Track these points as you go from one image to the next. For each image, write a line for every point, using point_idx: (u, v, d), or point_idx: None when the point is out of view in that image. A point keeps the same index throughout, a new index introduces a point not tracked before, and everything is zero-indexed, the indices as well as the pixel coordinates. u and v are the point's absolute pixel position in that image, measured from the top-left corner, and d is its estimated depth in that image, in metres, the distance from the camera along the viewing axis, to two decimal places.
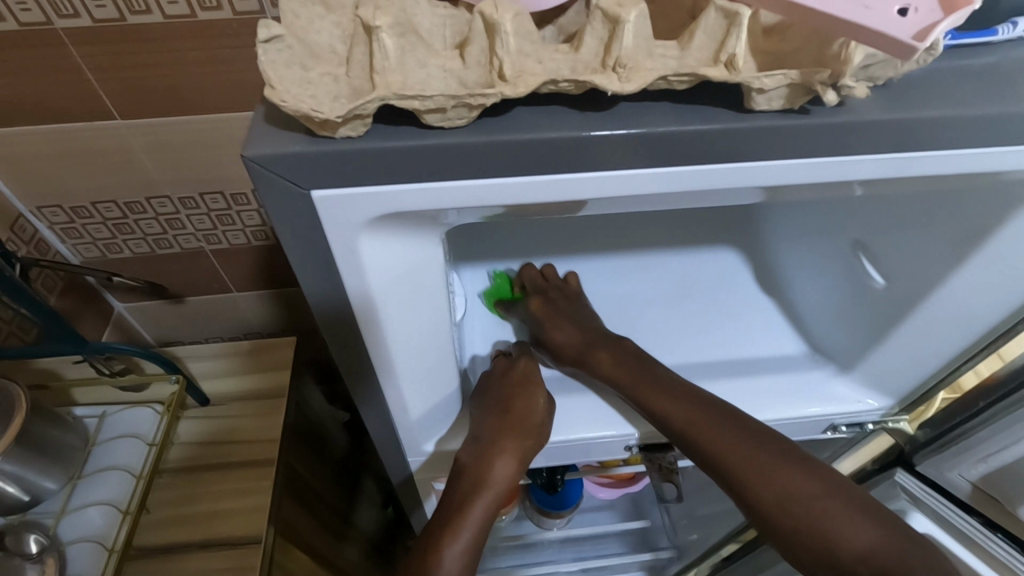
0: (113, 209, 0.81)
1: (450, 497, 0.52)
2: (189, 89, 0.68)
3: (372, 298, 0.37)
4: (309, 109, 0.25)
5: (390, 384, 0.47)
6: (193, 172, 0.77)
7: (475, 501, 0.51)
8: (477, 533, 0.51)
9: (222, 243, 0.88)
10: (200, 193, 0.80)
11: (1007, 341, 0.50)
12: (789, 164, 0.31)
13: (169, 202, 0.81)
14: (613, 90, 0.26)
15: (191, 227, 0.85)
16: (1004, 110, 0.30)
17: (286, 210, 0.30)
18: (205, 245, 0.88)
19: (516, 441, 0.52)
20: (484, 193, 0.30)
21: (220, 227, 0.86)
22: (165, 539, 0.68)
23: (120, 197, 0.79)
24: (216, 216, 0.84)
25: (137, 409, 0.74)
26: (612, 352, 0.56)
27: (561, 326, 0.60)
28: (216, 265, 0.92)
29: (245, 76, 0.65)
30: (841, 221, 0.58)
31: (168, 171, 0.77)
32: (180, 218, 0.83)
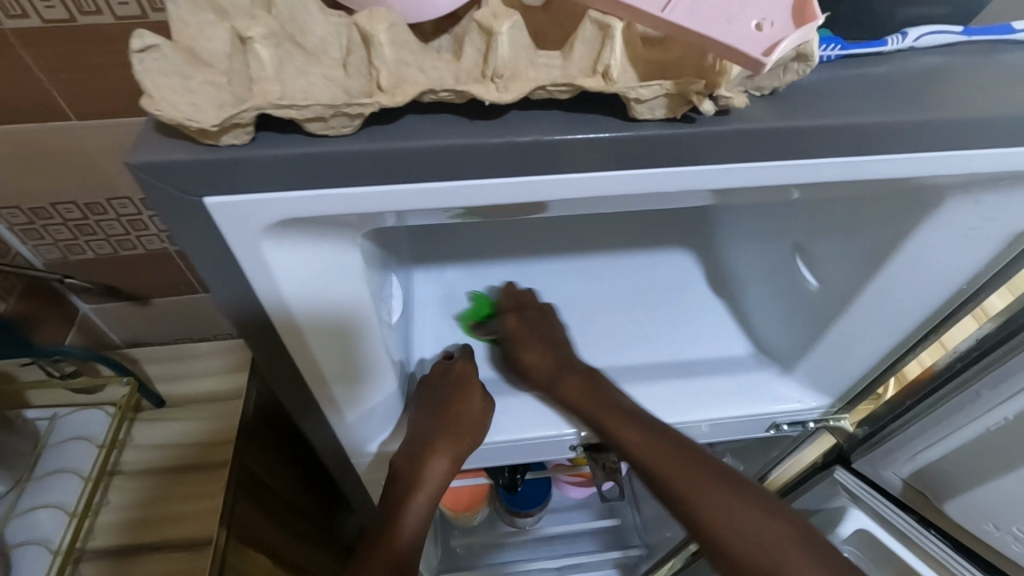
0: (71, 210, 0.80)
1: (389, 498, 0.54)
2: (143, 90, 0.68)
3: (292, 303, 0.37)
4: (184, 118, 0.25)
5: (323, 388, 0.47)
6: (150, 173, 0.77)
7: (413, 500, 0.53)
8: (412, 528, 0.53)
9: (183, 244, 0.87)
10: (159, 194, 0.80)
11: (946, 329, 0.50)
12: (684, 171, 0.32)
13: (129, 203, 0.81)
14: (490, 100, 0.26)
15: (151, 229, 0.85)
16: (894, 121, 0.31)
17: (185, 217, 0.30)
18: (167, 246, 0.88)
19: (452, 442, 0.53)
20: (379, 200, 0.30)
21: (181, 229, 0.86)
22: (116, 542, 0.67)
23: (76, 198, 0.79)
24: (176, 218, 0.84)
25: (90, 411, 0.74)
26: (582, 380, 0.57)
27: (531, 346, 0.59)
28: (179, 266, 0.91)
29: None
30: (781, 223, 0.59)
31: (123, 171, 0.76)
32: (141, 219, 0.83)
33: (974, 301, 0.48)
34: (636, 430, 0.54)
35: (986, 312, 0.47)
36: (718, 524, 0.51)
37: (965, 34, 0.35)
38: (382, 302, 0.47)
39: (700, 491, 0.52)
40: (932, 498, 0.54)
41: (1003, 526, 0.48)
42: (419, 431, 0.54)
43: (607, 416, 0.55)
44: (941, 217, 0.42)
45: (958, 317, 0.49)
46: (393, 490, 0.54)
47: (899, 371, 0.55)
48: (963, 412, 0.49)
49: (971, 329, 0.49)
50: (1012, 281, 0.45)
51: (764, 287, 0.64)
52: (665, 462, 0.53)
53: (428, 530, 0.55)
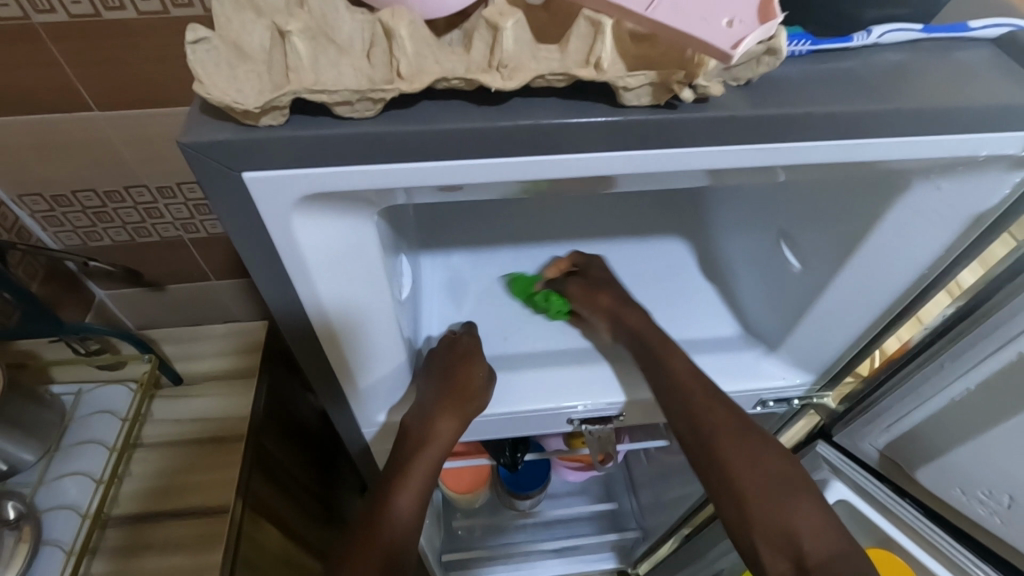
0: (92, 197, 0.84)
1: (398, 455, 0.57)
2: (162, 82, 0.71)
3: (316, 276, 0.41)
4: (232, 101, 0.29)
5: (341, 360, 0.51)
6: (168, 162, 0.80)
7: (420, 457, 0.57)
8: (419, 482, 0.56)
9: (198, 231, 0.91)
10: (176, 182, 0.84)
11: (921, 307, 0.53)
12: (667, 154, 0.35)
13: (146, 191, 0.84)
14: (496, 86, 0.30)
15: (168, 216, 0.89)
16: (855, 109, 0.35)
17: (223, 192, 0.34)
18: (183, 233, 0.91)
19: (458, 403, 0.57)
20: (396, 177, 0.34)
21: (196, 216, 0.89)
22: (139, 508, 0.72)
23: (97, 186, 0.83)
24: (192, 205, 0.88)
25: (112, 387, 0.78)
26: (642, 316, 0.62)
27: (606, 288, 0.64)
28: (193, 252, 0.95)
29: None
30: (768, 210, 0.63)
31: (143, 160, 0.80)
32: (158, 206, 0.87)
33: (945, 278, 0.51)
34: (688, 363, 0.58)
35: (959, 288, 0.50)
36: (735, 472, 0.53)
37: (925, 32, 0.38)
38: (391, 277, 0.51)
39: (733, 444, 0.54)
40: (907, 466, 0.58)
41: (968, 490, 0.52)
42: (426, 394, 0.59)
43: (660, 347, 0.59)
44: (910, 201, 0.46)
45: (931, 296, 0.52)
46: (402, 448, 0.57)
47: (880, 346, 0.58)
48: (932, 382, 0.52)
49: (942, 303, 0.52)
50: (982, 256, 0.48)
51: (750, 272, 0.68)
52: (711, 423, 0.55)
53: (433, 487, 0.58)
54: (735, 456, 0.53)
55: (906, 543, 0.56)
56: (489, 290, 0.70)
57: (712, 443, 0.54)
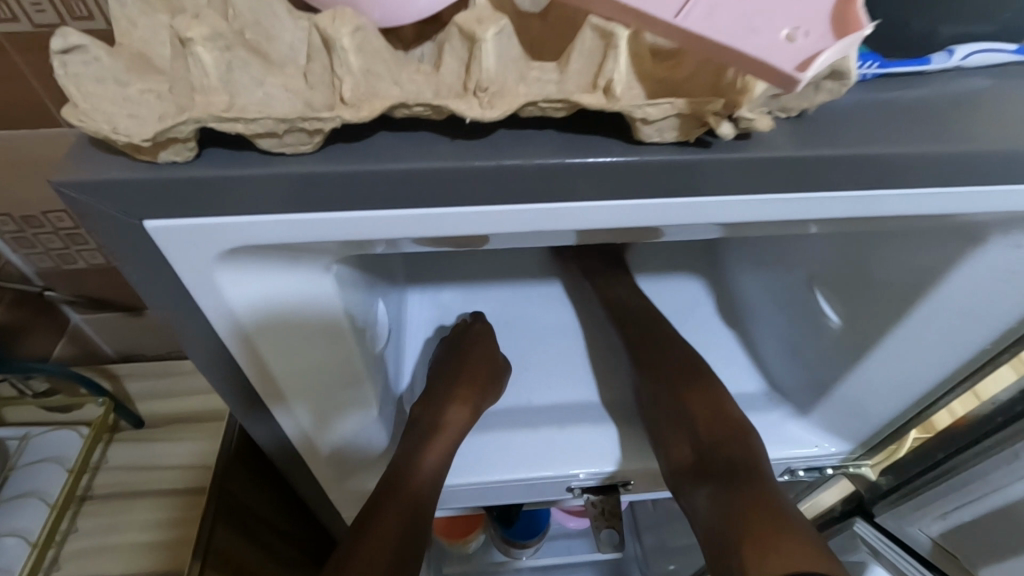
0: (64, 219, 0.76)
1: (414, 429, 0.50)
2: None
3: (256, 315, 0.32)
4: (112, 130, 0.22)
5: (286, 412, 0.42)
6: None
7: (430, 445, 0.49)
8: (427, 478, 0.48)
9: None
10: None
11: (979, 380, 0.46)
12: (690, 203, 0.28)
13: None
14: (472, 117, 0.22)
15: None
16: (936, 152, 0.27)
17: (123, 243, 0.26)
18: None
19: (477, 388, 0.53)
20: (343, 228, 0.26)
21: None
22: (84, 573, 0.64)
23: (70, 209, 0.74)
24: None
25: (62, 431, 0.70)
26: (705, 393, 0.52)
27: (478, 373, 0.54)
28: None
29: None
30: (799, 255, 0.55)
31: None
32: None
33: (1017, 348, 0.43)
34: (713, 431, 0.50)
35: None
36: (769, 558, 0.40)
37: (1018, 53, 0.31)
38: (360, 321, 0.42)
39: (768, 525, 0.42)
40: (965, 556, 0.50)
41: None
42: (438, 383, 0.54)
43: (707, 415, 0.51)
44: (981, 256, 0.38)
45: (997, 366, 0.44)
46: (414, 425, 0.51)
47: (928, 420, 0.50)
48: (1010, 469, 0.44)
49: (1008, 379, 0.44)
50: None
51: (777, 320, 0.60)
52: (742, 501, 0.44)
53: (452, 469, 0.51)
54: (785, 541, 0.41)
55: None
56: None
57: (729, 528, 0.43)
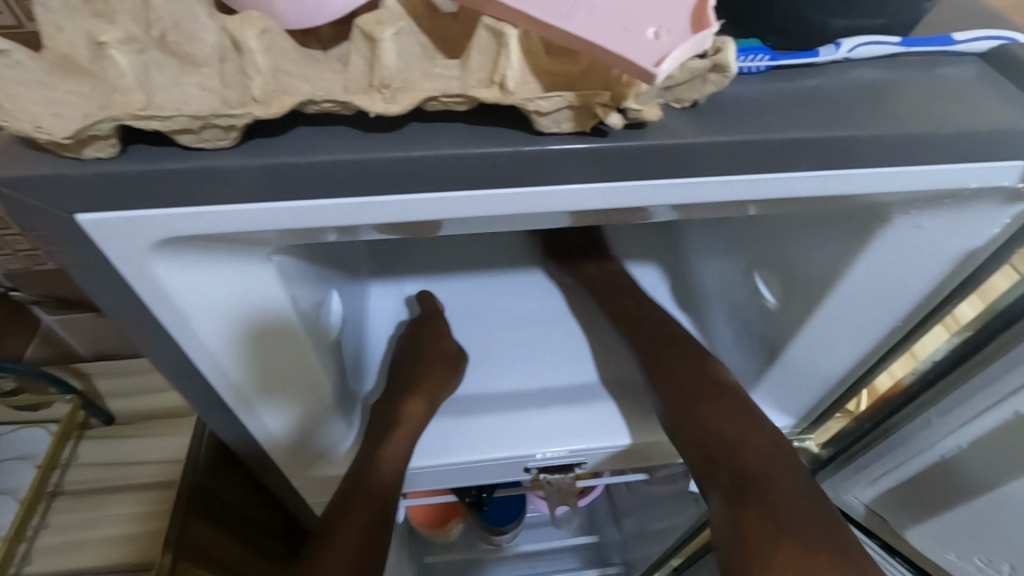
0: None
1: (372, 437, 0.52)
2: None
3: (231, 323, 0.36)
4: (33, 127, 0.23)
5: (252, 411, 0.44)
6: None
7: (391, 433, 0.51)
8: (396, 462, 0.50)
9: None
10: None
11: (917, 341, 0.47)
12: (599, 188, 0.29)
13: None
14: (376, 112, 0.25)
15: None
16: (825, 138, 0.29)
17: (60, 236, 0.28)
18: None
19: (436, 385, 0.55)
20: (270, 218, 0.28)
21: None
22: (58, 566, 0.65)
23: None
24: None
25: (32, 429, 0.70)
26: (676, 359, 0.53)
27: (436, 371, 0.56)
28: None
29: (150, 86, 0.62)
30: (741, 239, 0.57)
31: None
32: None
33: (944, 310, 0.44)
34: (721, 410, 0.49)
35: (957, 321, 0.44)
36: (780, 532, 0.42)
37: (904, 44, 0.33)
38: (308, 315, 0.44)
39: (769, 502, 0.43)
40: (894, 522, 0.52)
41: (964, 556, 0.47)
42: (400, 380, 0.56)
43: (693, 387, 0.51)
44: (890, 234, 0.40)
45: (930, 326, 0.46)
46: (379, 412, 0.54)
47: (871, 383, 0.52)
48: (934, 427, 0.45)
49: (942, 338, 0.45)
50: (981, 288, 0.42)
51: (725, 303, 0.63)
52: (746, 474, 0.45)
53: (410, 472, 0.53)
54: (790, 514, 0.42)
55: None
56: None
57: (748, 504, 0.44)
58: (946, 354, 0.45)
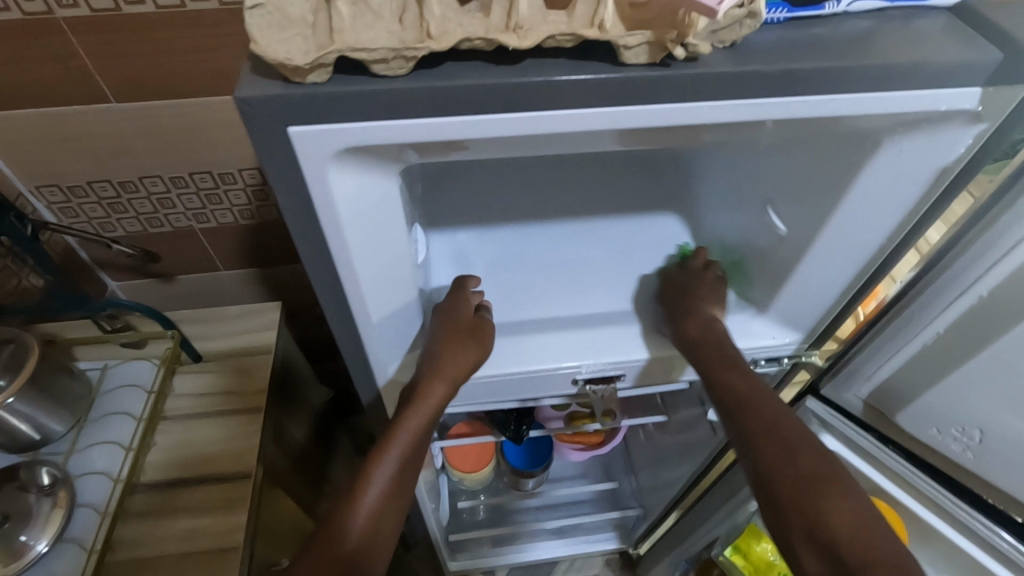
0: (107, 188, 0.95)
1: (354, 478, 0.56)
2: (173, 75, 0.82)
3: (362, 237, 0.46)
4: (285, 58, 0.33)
5: (366, 322, 0.54)
6: (177, 150, 0.91)
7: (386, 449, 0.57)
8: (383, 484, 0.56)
9: (208, 221, 1.03)
10: (188, 173, 0.95)
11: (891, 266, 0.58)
12: (660, 108, 0.39)
13: (159, 181, 0.95)
14: (514, 46, 0.34)
15: (180, 206, 1.00)
16: (832, 67, 0.39)
17: (270, 144, 0.37)
18: (193, 223, 1.03)
19: (449, 363, 0.60)
20: (423, 131, 0.38)
21: (207, 207, 1.01)
22: (163, 476, 0.74)
23: (112, 177, 0.94)
24: (203, 196, 0.99)
25: (135, 363, 0.81)
26: (703, 324, 0.66)
27: (453, 354, 0.60)
28: (202, 242, 1.07)
29: (211, 66, 0.81)
30: (756, 179, 0.67)
31: (150, 147, 0.90)
32: (168, 196, 0.98)
33: (916, 235, 0.55)
34: (740, 376, 0.62)
35: (926, 244, 0.55)
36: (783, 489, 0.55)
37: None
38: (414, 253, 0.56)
39: (776, 462, 0.56)
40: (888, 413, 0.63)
41: (943, 429, 0.57)
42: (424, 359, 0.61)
43: (718, 364, 0.63)
44: (880, 158, 0.50)
45: (899, 253, 0.57)
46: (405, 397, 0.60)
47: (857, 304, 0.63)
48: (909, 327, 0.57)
49: (912, 262, 0.56)
50: (945, 213, 0.52)
51: (739, 239, 0.74)
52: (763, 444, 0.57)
53: (396, 512, 0.56)
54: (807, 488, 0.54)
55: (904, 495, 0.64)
56: (495, 263, 0.77)
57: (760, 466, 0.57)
58: (912, 276, 0.57)
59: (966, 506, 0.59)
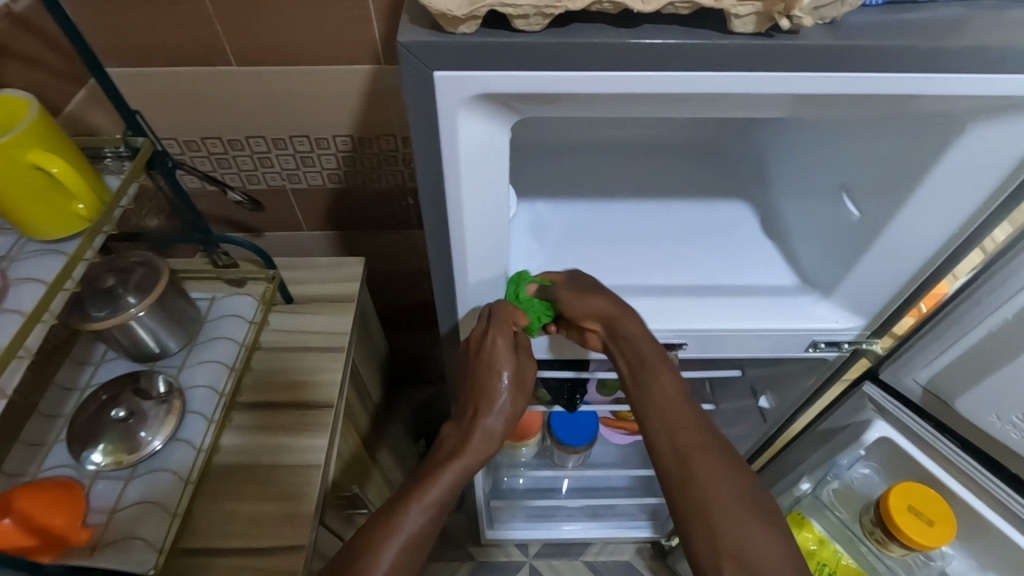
0: (216, 144, 1.06)
1: (386, 516, 0.63)
2: (289, 43, 0.91)
3: (473, 182, 0.52)
4: (446, 9, 0.39)
5: (460, 262, 0.61)
6: (283, 114, 1.01)
7: (427, 492, 0.65)
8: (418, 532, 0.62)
9: (301, 182, 1.13)
10: (289, 135, 1.04)
11: (958, 262, 0.61)
12: (759, 76, 0.44)
13: (262, 141, 1.05)
14: (638, 9, 0.39)
15: (277, 166, 1.10)
16: (924, 45, 0.43)
17: (416, 85, 0.44)
18: (286, 183, 1.13)
19: (488, 416, 0.70)
20: (547, 83, 0.43)
21: (301, 168, 1.11)
22: (258, 398, 0.83)
23: (222, 134, 1.04)
24: (299, 157, 1.08)
25: (238, 297, 0.91)
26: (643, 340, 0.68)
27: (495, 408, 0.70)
28: (292, 202, 1.17)
29: (324, 37, 0.90)
30: (832, 166, 0.71)
31: (259, 109, 1.00)
32: (268, 156, 1.08)
33: (985, 232, 0.58)
34: (670, 402, 0.66)
35: (992, 243, 0.57)
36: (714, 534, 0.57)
37: None
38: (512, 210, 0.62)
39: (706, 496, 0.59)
40: (947, 399, 0.65)
41: (1003, 417, 0.59)
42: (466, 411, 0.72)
43: (649, 378, 0.67)
44: (960, 147, 0.53)
45: (967, 249, 0.60)
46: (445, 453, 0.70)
47: (920, 299, 0.65)
48: (971, 317, 0.61)
49: (977, 260, 0.59)
50: (1011, 215, 0.56)
51: (808, 226, 0.77)
52: (697, 476, 0.60)
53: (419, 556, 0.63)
54: (739, 528, 0.56)
55: (960, 489, 0.69)
56: (570, 233, 0.83)
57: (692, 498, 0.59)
58: (974, 272, 0.60)
59: (1022, 500, 0.63)
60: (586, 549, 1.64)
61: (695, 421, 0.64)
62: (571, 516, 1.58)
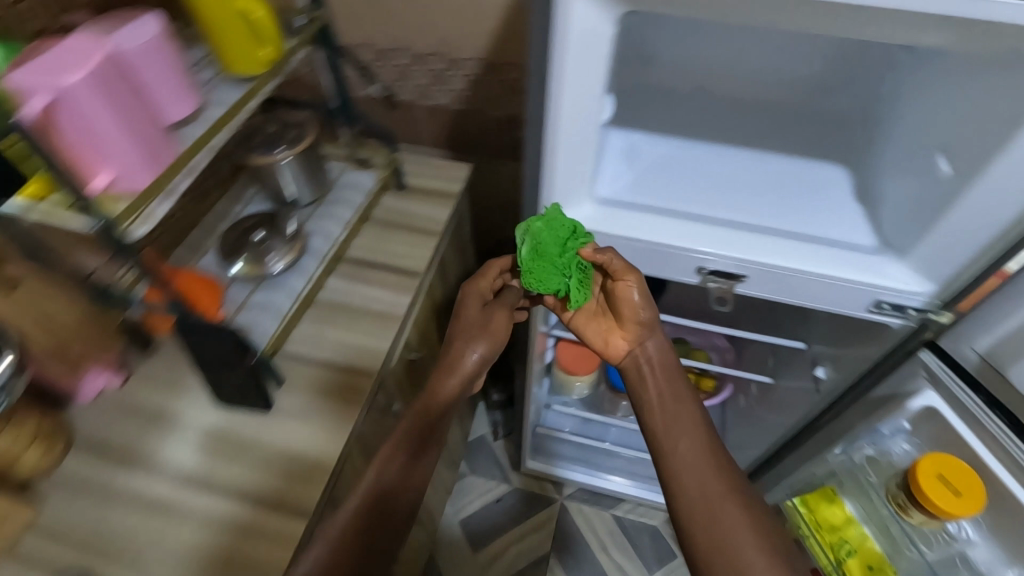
0: (365, 53, 1.21)
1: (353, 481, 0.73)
2: None
3: (575, 55, 0.62)
4: None
5: (552, 135, 0.71)
6: (426, 30, 1.13)
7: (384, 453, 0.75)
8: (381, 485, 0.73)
9: (429, 99, 1.26)
10: (427, 52, 1.17)
11: None
12: None
13: (404, 55, 1.19)
14: None
15: (411, 81, 1.24)
16: None
17: None
18: (416, 99, 1.27)
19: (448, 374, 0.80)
20: None
21: (432, 86, 1.24)
22: (362, 259, 0.98)
23: (372, 44, 1.19)
24: (432, 75, 1.21)
25: (361, 176, 1.06)
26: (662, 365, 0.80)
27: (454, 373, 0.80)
28: (418, 117, 1.31)
29: None
30: (935, 128, 0.71)
31: (406, 23, 1.13)
32: (406, 70, 1.21)
33: None
34: (689, 424, 0.75)
35: None
36: (718, 545, 0.66)
37: None
38: (605, 119, 0.73)
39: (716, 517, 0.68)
40: (999, 369, 0.68)
41: None
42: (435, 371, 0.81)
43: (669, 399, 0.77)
44: None
45: None
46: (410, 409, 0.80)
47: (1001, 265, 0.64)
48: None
49: None
50: None
51: (899, 190, 0.77)
52: (709, 496, 0.69)
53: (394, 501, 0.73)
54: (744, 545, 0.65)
55: (1001, 474, 0.68)
56: (659, 163, 0.89)
57: (698, 514, 0.68)
58: None
59: None
60: (618, 505, 1.68)
61: (710, 449, 0.73)
62: (611, 469, 1.63)
